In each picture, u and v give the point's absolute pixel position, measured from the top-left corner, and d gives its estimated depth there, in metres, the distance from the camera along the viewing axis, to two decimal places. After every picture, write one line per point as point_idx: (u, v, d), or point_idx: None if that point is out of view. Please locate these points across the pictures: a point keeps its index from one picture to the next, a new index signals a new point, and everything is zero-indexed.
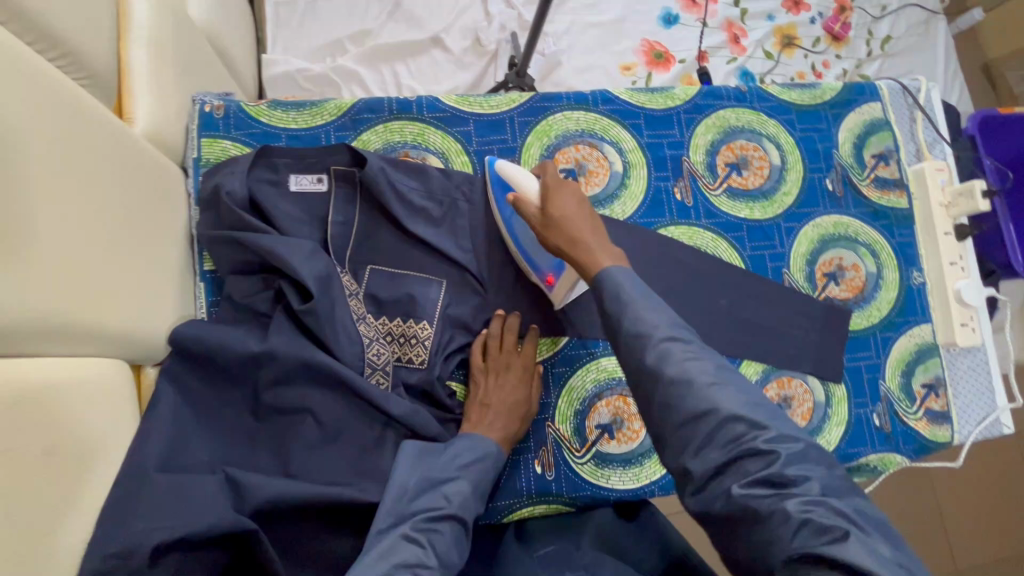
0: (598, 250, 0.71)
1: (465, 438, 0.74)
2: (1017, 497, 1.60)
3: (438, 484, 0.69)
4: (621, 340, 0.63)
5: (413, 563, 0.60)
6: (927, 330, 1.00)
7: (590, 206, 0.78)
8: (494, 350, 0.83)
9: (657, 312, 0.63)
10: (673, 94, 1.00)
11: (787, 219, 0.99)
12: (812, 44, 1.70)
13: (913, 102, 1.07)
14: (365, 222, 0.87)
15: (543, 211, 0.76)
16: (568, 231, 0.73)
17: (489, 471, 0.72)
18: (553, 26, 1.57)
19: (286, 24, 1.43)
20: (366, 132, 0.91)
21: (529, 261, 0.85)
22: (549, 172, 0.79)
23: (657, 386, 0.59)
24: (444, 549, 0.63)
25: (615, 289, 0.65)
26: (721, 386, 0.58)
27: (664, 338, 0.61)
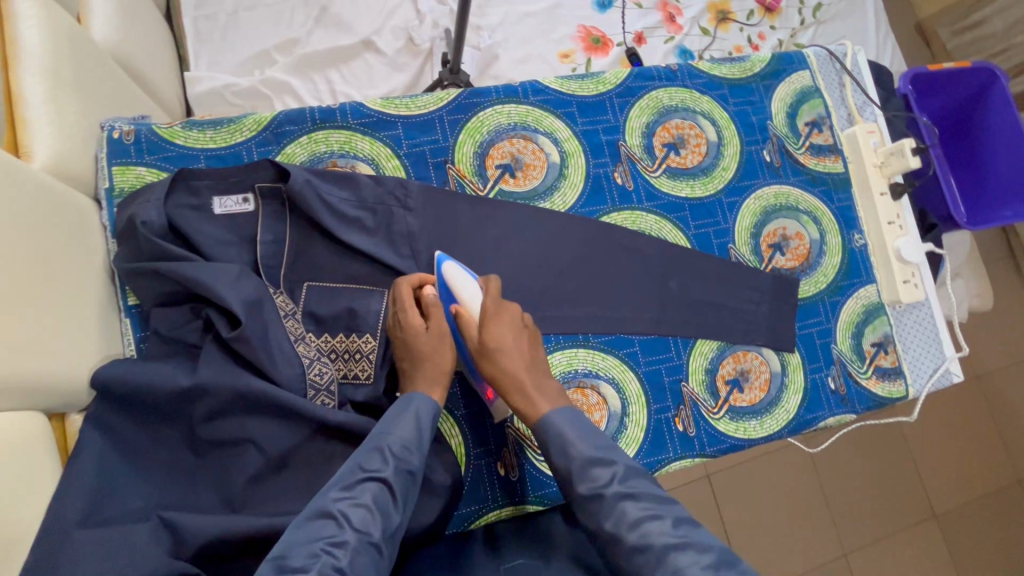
0: (538, 389, 0.73)
1: (388, 411, 0.70)
2: (974, 437, 1.69)
3: (359, 456, 0.64)
4: (579, 503, 0.65)
5: (324, 537, 0.55)
6: (873, 290, 1.02)
7: (526, 332, 0.77)
8: (411, 312, 0.77)
9: (607, 465, 0.65)
10: (604, 79, 0.99)
11: (728, 194, 0.99)
12: (746, 17, 1.71)
13: (841, 68, 1.08)
14: (297, 239, 0.83)
15: (482, 338, 0.74)
16: (502, 366, 0.73)
17: (413, 432, 0.67)
18: (489, 19, 1.55)
19: (208, 38, 1.37)
20: (289, 145, 0.87)
21: (472, 373, 0.82)
22: (492, 293, 0.77)
23: (619, 551, 0.61)
24: (362, 517, 0.58)
25: (559, 441, 0.68)
26: (682, 549, 0.58)
27: (617, 497, 0.63)
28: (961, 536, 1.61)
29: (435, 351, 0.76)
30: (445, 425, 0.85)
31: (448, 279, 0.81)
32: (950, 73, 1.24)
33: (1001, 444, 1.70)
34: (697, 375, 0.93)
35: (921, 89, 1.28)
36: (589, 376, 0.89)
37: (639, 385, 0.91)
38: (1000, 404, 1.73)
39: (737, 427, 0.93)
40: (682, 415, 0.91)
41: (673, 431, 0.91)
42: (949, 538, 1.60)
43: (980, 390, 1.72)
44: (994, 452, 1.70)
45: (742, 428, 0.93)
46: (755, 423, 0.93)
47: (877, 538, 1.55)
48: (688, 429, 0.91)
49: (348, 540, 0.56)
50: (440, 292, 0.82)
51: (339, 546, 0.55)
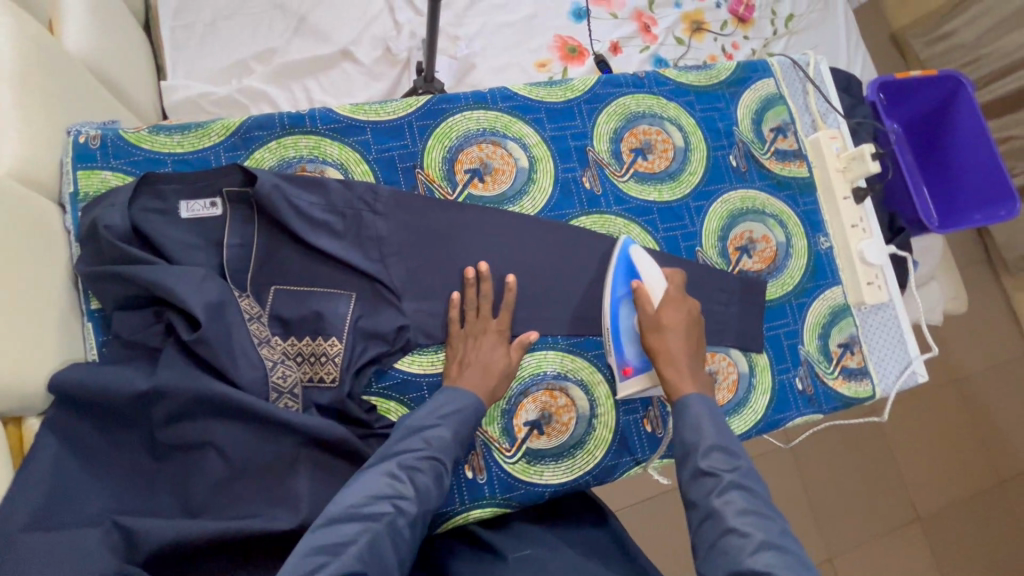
0: (690, 373, 0.81)
1: (448, 391, 0.80)
2: (954, 438, 1.71)
3: (419, 430, 0.74)
4: (689, 473, 0.73)
5: (390, 495, 0.67)
6: (839, 291, 1.04)
7: (696, 327, 0.85)
8: (486, 321, 0.86)
9: (731, 457, 0.73)
10: (572, 86, 1.01)
11: (695, 198, 1.01)
12: (720, 27, 1.75)
13: (804, 76, 1.11)
14: (264, 242, 0.83)
15: (659, 316, 0.83)
16: (668, 345, 0.82)
17: (467, 421, 0.78)
18: (466, 28, 1.57)
19: (185, 46, 1.38)
20: (258, 150, 0.88)
21: (616, 347, 0.89)
22: (674, 285, 0.86)
23: (714, 528, 0.67)
24: (422, 485, 0.70)
25: (699, 420, 0.76)
26: (779, 550, 0.64)
27: (728, 485, 0.70)
28: (945, 538, 1.62)
29: (505, 358, 0.85)
30: None
31: (632, 259, 0.89)
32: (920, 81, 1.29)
33: (981, 446, 1.72)
34: None
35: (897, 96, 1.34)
36: (557, 379, 0.90)
37: (608, 387, 0.92)
38: (981, 405, 1.75)
39: None
40: (651, 416, 0.92)
41: (641, 432, 0.92)
42: (932, 539, 1.61)
43: (958, 392, 1.75)
44: (975, 454, 1.71)
45: None
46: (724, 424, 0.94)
47: (861, 539, 1.56)
48: (656, 430, 0.92)
49: (410, 503, 0.68)
50: (618, 266, 0.90)
51: (403, 506, 0.67)
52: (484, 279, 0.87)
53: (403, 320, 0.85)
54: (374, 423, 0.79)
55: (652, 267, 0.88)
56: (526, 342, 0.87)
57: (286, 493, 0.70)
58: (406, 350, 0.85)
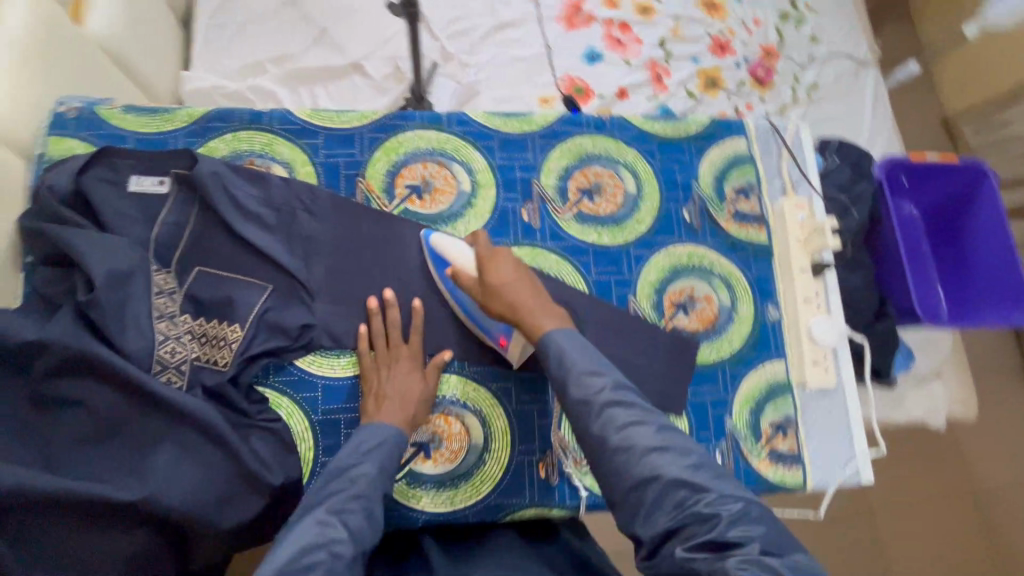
0: (542, 312, 0.77)
1: (367, 427, 0.78)
2: (957, 560, 1.55)
3: (345, 470, 0.73)
4: (569, 406, 0.70)
5: (323, 540, 0.64)
6: (780, 368, 0.98)
7: (524, 267, 0.82)
8: (399, 347, 0.86)
9: (599, 372, 0.70)
10: (531, 119, 1.02)
11: (638, 247, 0.99)
12: (736, 86, 1.73)
13: (780, 141, 1.08)
14: (196, 223, 0.87)
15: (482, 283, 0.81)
16: (506, 299, 0.78)
17: (394, 451, 0.77)
18: (477, 58, 1.62)
19: (212, 43, 1.49)
20: (214, 140, 0.93)
21: (481, 328, 0.88)
22: (480, 242, 0.84)
23: (603, 453, 0.66)
24: (356, 525, 0.67)
25: (560, 352, 0.72)
26: (662, 450, 0.64)
27: (607, 403, 0.67)
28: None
29: (422, 384, 0.85)
30: (298, 426, 0.84)
31: (436, 248, 0.88)
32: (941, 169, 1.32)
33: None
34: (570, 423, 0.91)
35: (915, 180, 1.36)
36: (455, 405, 0.89)
37: (507, 424, 0.89)
38: (994, 526, 1.58)
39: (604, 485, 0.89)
40: (547, 462, 0.89)
41: (533, 476, 0.88)
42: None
43: (972, 509, 1.59)
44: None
45: None
46: None
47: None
48: (550, 477, 0.88)
49: (347, 546, 0.65)
50: (432, 262, 0.90)
51: (341, 550, 0.64)
52: (389, 306, 0.88)
53: (310, 319, 0.87)
54: (251, 413, 0.81)
55: (453, 241, 0.87)
56: (442, 361, 0.87)
57: (144, 465, 0.72)
58: (309, 349, 0.87)
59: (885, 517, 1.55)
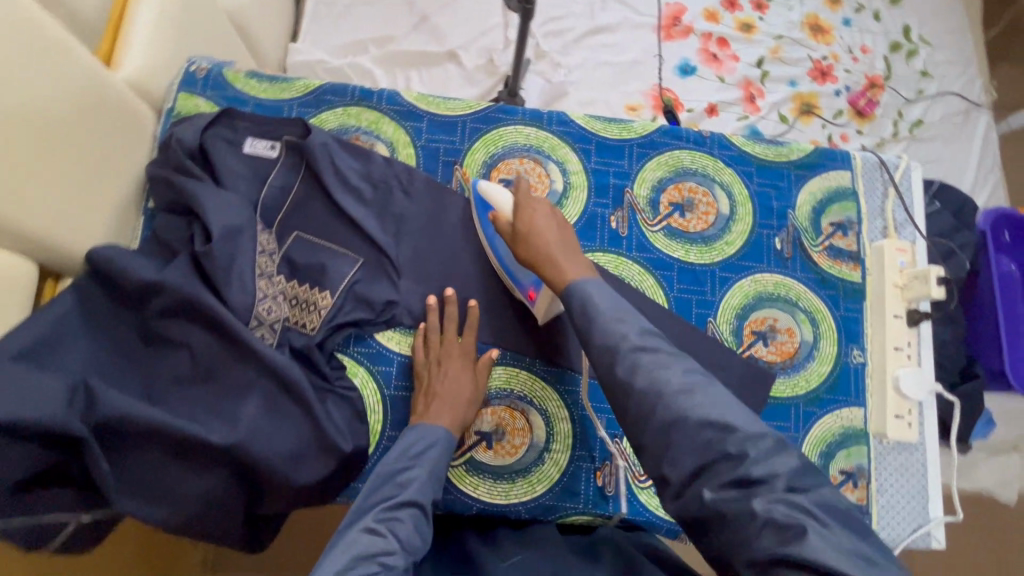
0: (567, 260, 0.74)
1: (416, 429, 0.79)
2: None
3: (392, 476, 0.74)
4: (593, 352, 0.65)
5: (375, 551, 0.64)
6: (859, 414, 0.94)
7: (558, 216, 0.81)
8: (451, 344, 0.86)
9: (626, 322, 0.65)
10: (631, 127, 1.01)
11: (723, 269, 0.96)
12: (833, 115, 1.66)
13: (888, 178, 1.03)
14: (300, 190, 0.92)
15: (511, 228, 0.81)
16: (534, 249, 0.77)
17: (441, 453, 0.78)
18: (569, 57, 1.62)
19: (320, 19, 1.56)
20: (325, 112, 0.97)
21: (512, 278, 0.88)
22: (519, 189, 0.84)
23: (629, 399, 0.61)
24: (405, 534, 0.68)
25: (580, 306, 0.68)
26: (690, 392, 0.59)
27: (634, 348, 0.63)
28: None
29: (472, 380, 0.85)
30: (371, 397, 0.87)
31: (483, 193, 0.90)
32: None
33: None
34: None
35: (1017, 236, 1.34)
36: (521, 400, 0.89)
37: (570, 427, 0.89)
38: None
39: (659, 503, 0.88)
40: (606, 471, 0.88)
41: (590, 483, 0.88)
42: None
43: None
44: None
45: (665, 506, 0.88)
46: None
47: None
48: (607, 486, 0.88)
49: (399, 556, 0.65)
50: (477, 208, 0.92)
51: (392, 561, 0.64)
52: (448, 303, 0.88)
53: (395, 296, 0.90)
54: (331, 379, 0.84)
55: (497, 187, 0.88)
56: (490, 360, 0.88)
57: (230, 412, 0.76)
58: (390, 325, 0.90)
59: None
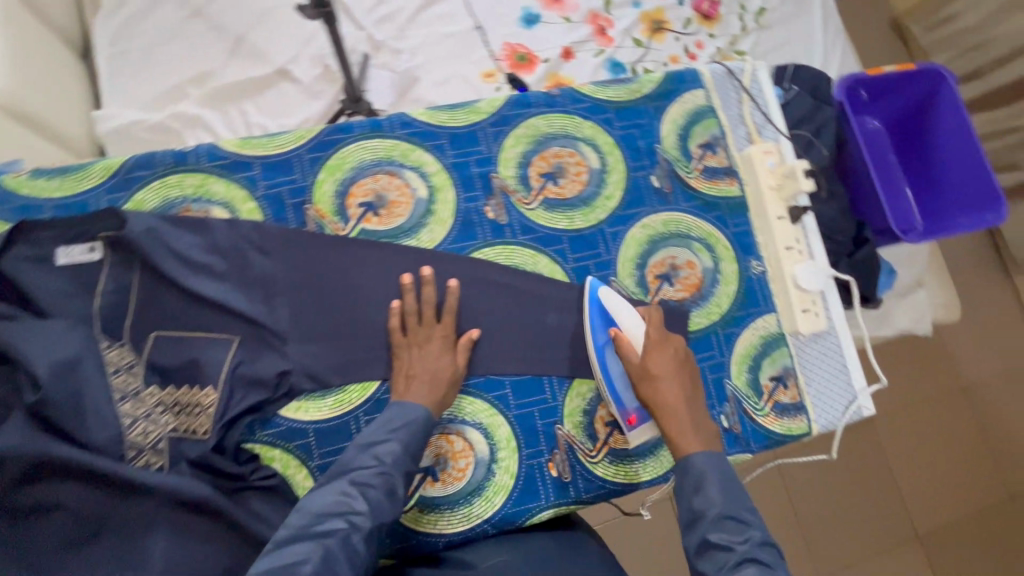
0: (691, 424, 0.80)
1: (395, 405, 0.79)
2: (953, 448, 1.70)
3: (371, 445, 0.75)
4: (699, 544, 0.73)
5: (344, 511, 0.69)
6: (771, 319, 0.97)
7: (686, 367, 0.84)
8: (436, 333, 0.84)
9: (741, 526, 0.72)
10: (478, 108, 0.95)
11: (611, 224, 0.95)
12: (683, 26, 1.66)
13: (738, 85, 1.04)
14: (142, 287, 0.81)
15: (645, 366, 0.82)
16: (660, 401, 0.81)
17: (419, 433, 0.77)
18: (408, 41, 1.52)
19: (120, 74, 1.36)
20: (140, 192, 0.85)
21: (614, 398, 0.87)
22: (655, 325, 0.84)
23: None
24: (376, 501, 0.71)
25: (693, 484, 0.76)
26: None
27: (742, 558, 0.69)
28: (946, 558, 1.61)
29: (451, 366, 0.83)
30: (297, 475, 0.81)
31: (605, 303, 0.87)
32: (900, 78, 1.40)
33: (982, 457, 1.71)
34: (574, 417, 0.89)
35: (876, 94, 1.43)
36: (454, 423, 0.86)
37: (510, 429, 0.87)
38: (986, 418, 1.72)
39: (616, 471, 0.88)
40: (557, 460, 0.87)
41: (545, 477, 0.87)
42: (930, 557, 1.61)
43: (965, 400, 1.73)
44: (975, 464, 1.70)
45: (622, 472, 0.88)
46: (637, 465, 0.89)
47: (849, 560, 1.57)
48: (563, 474, 0.87)
49: (365, 518, 0.69)
50: (591, 313, 0.88)
51: (358, 522, 0.68)
52: (426, 283, 0.85)
53: (286, 365, 0.82)
54: (248, 476, 0.77)
55: (625, 309, 0.87)
56: (470, 340, 0.86)
57: (136, 557, 0.68)
58: (292, 396, 0.83)
59: (885, 426, 1.68)
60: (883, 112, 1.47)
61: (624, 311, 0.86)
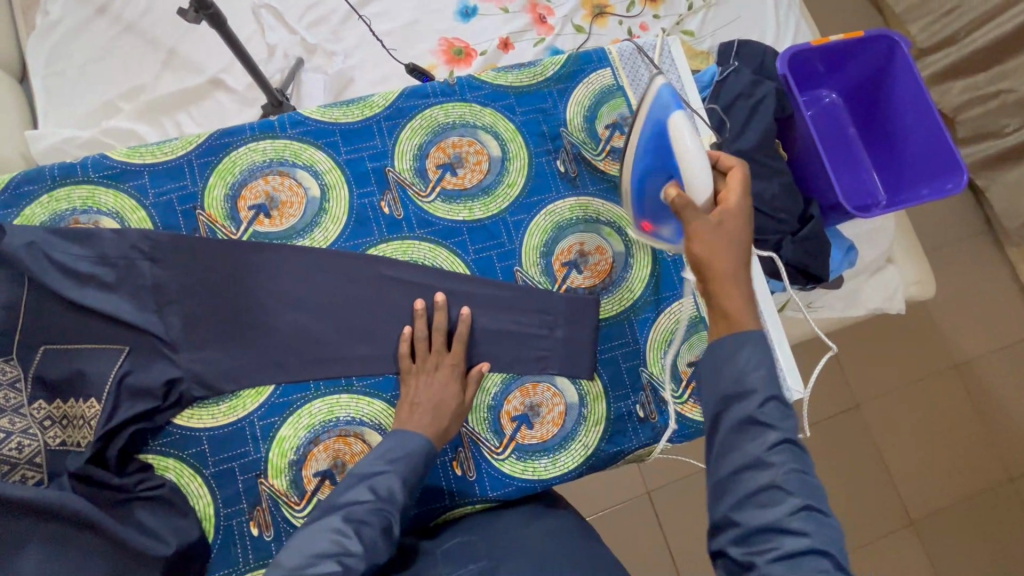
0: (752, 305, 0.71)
1: (397, 434, 0.77)
2: (949, 430, 1.61)
3: (367, 478, 0.73)
4: (734, 415, 0.66)
5: (338, 552, 0.66)
6: (689, 304, 0.93)
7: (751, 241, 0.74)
8: (452, 364, 0.83)
9: (784, 409, 0.66)
10: (372, 102, 0.93)
11: (513, 213, 0.92)
12: (626, 8, 1.62)
13: (648, 62, 1.00)
14: (30, 302, 0.80)
15: (721, 224, 0.71)
16: (724, 264, 0.71)
17: (418, 463, 0.76)
18: (343, 43, 1.51)
19: (56, 93, 1.38)
20: (28, 207, 0.85)
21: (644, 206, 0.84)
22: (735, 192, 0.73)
23: (754, 479, 0.63)
24: (371, 540, 0.69)
25: (747, 359, 0.67)
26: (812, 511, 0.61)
27: (781, 441, 0.64)
28: (943, 544, 1.53)
29: (458, 395, 0.82)
30: (192, 484, 0.80)
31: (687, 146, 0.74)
32: (852, 46, 1.33)
33: (983, 437, 1.61)
34: (479, 414, 0.86)
35: (829, 64, 1.36)
36: (352, 424, 0.84)
37: None
38: (981, 394, 1.64)
39: (525, 467, 0.85)
40: (461, 458, 0.85)
41: (450, 475, 0.84)
42: (928, 545, 1.53)
43: (957, 377, 1.64)
44: (975, 445, 1.60)
45: (531, 468, 0.86)
46: (547, 460, 0.86)
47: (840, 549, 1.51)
48: (467, 472, 0.85)
49: (359, 560, 0.67)
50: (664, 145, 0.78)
51: (351, 564, 0.66)
52: (437, 309, 0.85)
53: (175, 373, 0.82)
54: (132, 486, 0.77)
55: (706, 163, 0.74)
56: (479, 374, 0.84)
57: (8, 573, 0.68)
58: (183, 404, 0.82)
59: (873, 408, 1.61)
60: (842, 83, 1.40)
61: (702, 164, 0.74)
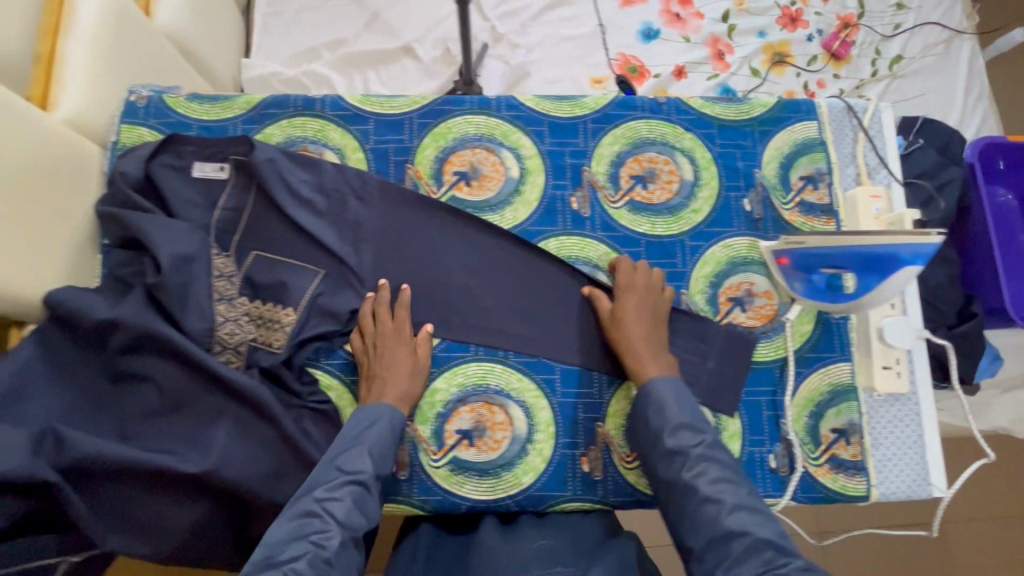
0: (653, 353, 0.83)
1: (357, 413, 0.80)
2: None
3: (332, 459, 0.74)
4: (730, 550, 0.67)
5: (310, 531, 0.67)
6: (846, 370, 0.91)
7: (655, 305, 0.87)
8: (388, 332, 0.85)
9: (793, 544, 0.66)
10: (583, 103, 0.98)
11: (693, 238, 0.94)
12: (807, 62, 1.60)
13: (857, 123, 1.00)
14: (253, 209, 0.89)
15: (613, 310, 0.86)
16: (626, 337, 0.84)
17: (385, 432, 0.78)
18: (528, 38, 1.58)
19: (271, 30, 1.52)
20: (269, 126, 0.96)
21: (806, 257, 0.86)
22: (623, 271, 0.88)
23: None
24: (343, 514, 0.69)
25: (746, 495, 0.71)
26: None
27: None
28: None
29: (411, 358, 0.84)
30: (348, 408, 0.87)
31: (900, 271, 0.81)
32: None
33: None
34: (616, 418, 0.89)
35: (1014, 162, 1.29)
36: (499, 394, 0.88)
37: (552, 415, 0.88)
38: None
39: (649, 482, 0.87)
40: (591, 456, 0.87)
41: (577, 470, 0.87)
42: None
43: None
44: None
45: None
46: None
47: None
48: (594, 471, 0.87)
49: (333, 535, 0.67)
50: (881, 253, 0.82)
51: (324, 540, 0.66)
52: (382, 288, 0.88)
53: (359, 305, 0.89)
54: (305, 395, 0.84)
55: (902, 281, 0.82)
56: (427, 336, 0.87)
57: (201, 440, 0.76)
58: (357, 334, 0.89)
59: (966, 534, 1.49)
60: None
61: (889, 293, 0.83)
